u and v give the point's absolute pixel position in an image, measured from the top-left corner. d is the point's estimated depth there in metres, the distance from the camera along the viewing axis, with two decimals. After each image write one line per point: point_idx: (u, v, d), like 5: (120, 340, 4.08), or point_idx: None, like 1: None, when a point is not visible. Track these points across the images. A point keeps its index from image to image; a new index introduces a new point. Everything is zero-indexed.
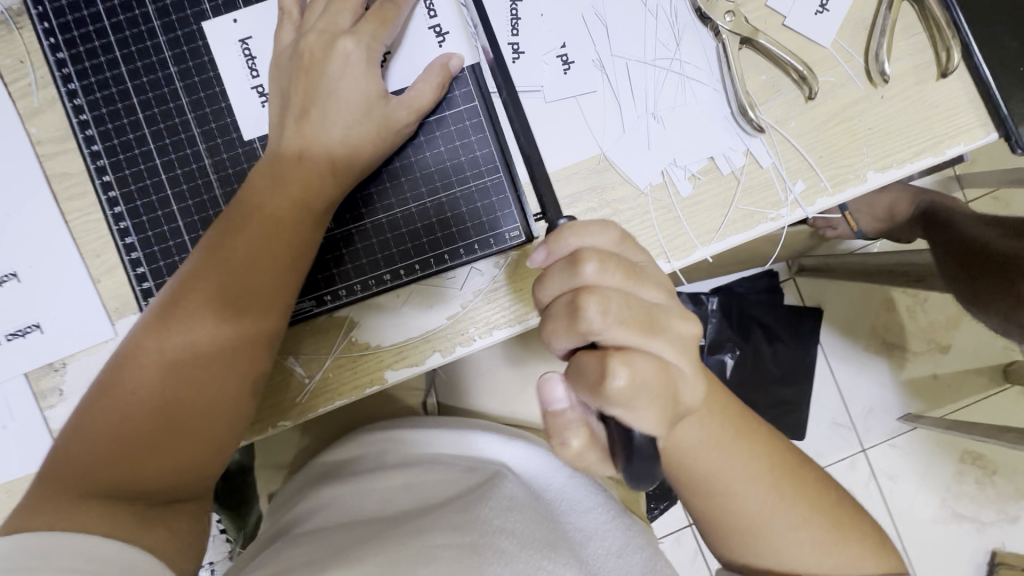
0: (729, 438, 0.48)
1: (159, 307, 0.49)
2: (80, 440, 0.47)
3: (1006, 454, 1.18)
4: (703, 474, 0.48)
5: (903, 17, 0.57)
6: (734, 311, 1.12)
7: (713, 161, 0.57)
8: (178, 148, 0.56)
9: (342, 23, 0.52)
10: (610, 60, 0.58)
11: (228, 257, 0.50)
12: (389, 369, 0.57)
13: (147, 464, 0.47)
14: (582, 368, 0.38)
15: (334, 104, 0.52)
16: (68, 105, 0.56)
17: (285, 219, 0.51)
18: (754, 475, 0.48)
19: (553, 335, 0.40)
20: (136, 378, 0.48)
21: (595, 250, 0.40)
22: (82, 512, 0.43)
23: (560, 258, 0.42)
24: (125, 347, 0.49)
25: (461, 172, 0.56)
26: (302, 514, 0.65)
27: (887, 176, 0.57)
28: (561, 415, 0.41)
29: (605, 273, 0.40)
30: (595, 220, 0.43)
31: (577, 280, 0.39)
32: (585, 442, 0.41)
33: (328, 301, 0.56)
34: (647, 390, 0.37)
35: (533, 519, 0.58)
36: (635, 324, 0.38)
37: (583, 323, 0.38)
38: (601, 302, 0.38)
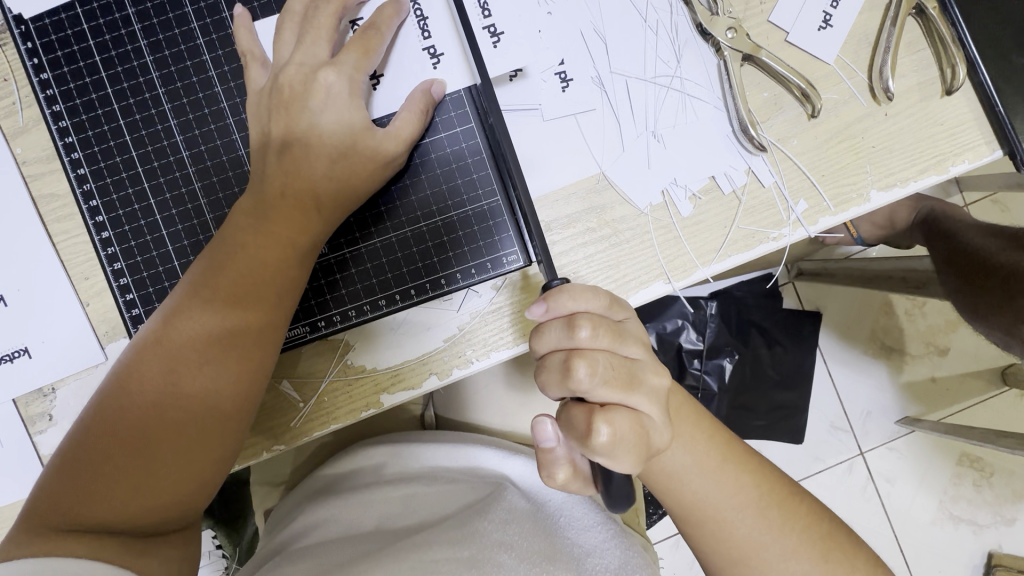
0: (716, 461, 0.49)
1: (148, 337, 0.48)
2: (64, 473, 0.46)
3: (1004, 457, 1.18)
4: (691, 495, 0.48)
5: (907, 33, 0.56)
6: (733, 315, 1.11)
7: (714, 179, 0.56)
8: (167, 171, 0.55)
9: (321, 54, 0.51)
10: (610, 77, 0.56)
11: (220, 284, 0.49)
12: (385, 393, 0.56)
13: (133, 497, 0.46)
14: (569, 420, 0.40)
15: (317, 137, 0.51)
16: (53, 127, 0.55)
17: (277, 245, 0.49)
18: (742, 503, 0.48)
19: (543, 385, 0.42)
20: (123, 410, 0.47)
21: (587, 315, 0.40)
22: (70, 545, 0.43)
23: (556, 314, 0.41)
24: (112, 378, 0.48)
25: (457, 194, 0.55)
26: (297, 532, 0.64)
27: (890, 194, 0.56)
28: (550, 452, 0.44)
29: (595, 337, 0.40)
30: (587, 285, 0.43)
31: (570, 341, 0.40)
32: (571, 476, 0.45)
33: (321, 327, 0.55)
34: (626, 445, 0.38)
35: (533, 533, 0.58)
36: (620, 385, 0.39)
37: (570, 383, 0.39)
38: (590, 365, 0.39)
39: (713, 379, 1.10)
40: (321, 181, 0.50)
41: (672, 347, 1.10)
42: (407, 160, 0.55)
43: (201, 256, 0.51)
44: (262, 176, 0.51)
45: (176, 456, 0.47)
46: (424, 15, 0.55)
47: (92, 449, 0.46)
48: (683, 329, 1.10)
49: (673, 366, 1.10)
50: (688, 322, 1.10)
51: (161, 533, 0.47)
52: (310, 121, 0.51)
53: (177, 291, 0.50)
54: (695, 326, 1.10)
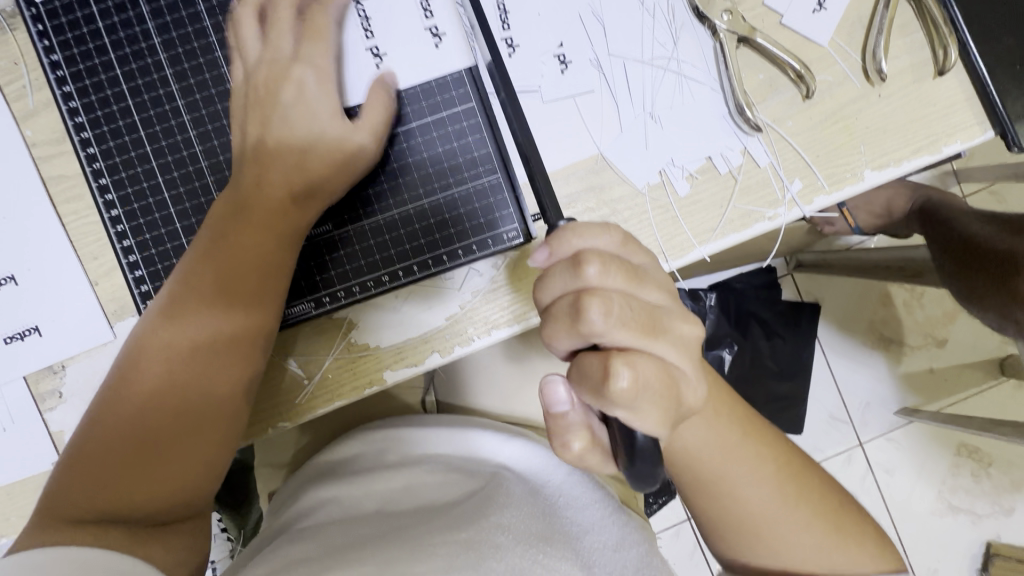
0: (736, 437, 0.49)
1: (143, 332, 0.50)
2: (71, 467, 0.48)
3: (1001, 447, 1.19)
4: (711, 471, 0.48)
5: (900, 15, 0.57)
6: (733, 306, 1.12)
7: (711, 160, 0.57)
8: (174, 151, 0.56)
9: (286, 48, 0.52)
10: (608, 59, 0.57)
11: (212, 275, 0.50)
12: (388, 369, 0.57)
13: (140, 487, 0.48)
14: (585, 370, 0.39)
15: (289, 131, 0.52)
16: (63, 108, 0.56)
17: (266, 233, 0.51)
18: (763, 476, 0.49)
19: (554, 336, 0.41)
20: (124, 401, 0.49)
21: (596, 251, 0.40)
22: (81, 534, 0.44)
23: (559, 258, 0.42)
24: (110, 375, 0.50)
25: (458, 172, 0.56)
26: (301, 512, 0.65)
27: (885, 174, 0.57)
28: (563, 417, 0.43)
29: (606, 274, 0.40)
30: (594, 224, 0.43)
31: (579, 281, 0.40)
32: (587, 445, 0.43)
33: (326, 303, 0.56)
34: (649, 393, 0.37)
35: (533, 513, 0.59)
36: (638, 326, 0.39)
37: (585, 326, 0.38)
38: (604, 304, 0.38)
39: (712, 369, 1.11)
40: (326, 160, 0.52)
41: None
42: (388, 148, 0.56)
43: (191, 249, 0.52)
44: (267, 153, 0.52)
45: (181, 442, 0.49)
46: None
47: (101, 437, 0.48)
48: None
49: None
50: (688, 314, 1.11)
51: (171, 520, 0.49)
52: (315, 99, 0.52)
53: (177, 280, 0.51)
54: None
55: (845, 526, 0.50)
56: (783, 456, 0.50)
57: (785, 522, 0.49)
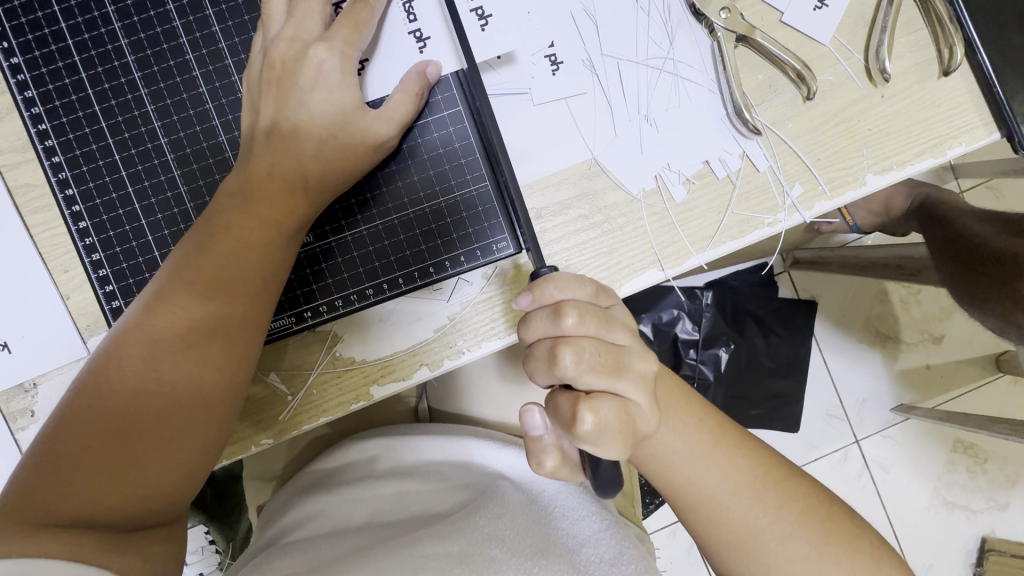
0: (708, 446, 0.49)
1: (128, 322, 0.47)
2: (45, 461, 0.44)
3: (997, 443, 1.19)
4: (685, 481, 0.48)
5: (904, 13, 0.55)
6: (729, 305, 1.10)
7: (708, 164, 0.55)
8: (145, 159, 0.53)
9: (313, 30, 0.50)
10: (601, 59, 0.55)
11: (203, 266, 0.47)
12: (375, 385, 0.55)
13: (114, 489, 0.44)
14: (557, 408, 0.40)
15: (307, 117, 0.49)
16: (26, 114, 0.53)
17: (261, 227, 0.48)
18: (739, 488, 0.47)
19: (532, 373, 0.41)
20: (95, 403, 0.45)
21: (576, 303, 0.40)
22: (44, 541, 0.41)
23: (543, 302, 0.41)
24: (91, 363, 0.47)
25: (445, 180, 0.54)
26: (288, 525, 0.63)
27: (887, 178, 0.55)
28: (538, 440, 0.46)
29: (583, 324, 0.40)
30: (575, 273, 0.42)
31: (556, 329, 0.39)
32: (558, 461, 0.47)
33: (308, 318, 0.54)
34: (612, 433, 0.38)
35: (526, 525, 0.57)
36: (607, 371, 0.39)
37: (556, 372, 0.39)
38: (576, 352, 0.38)
39: (709, 369, 1.09)
40: (304, 169, 0.49)
41: (668, 337, 1.09)
42: (407, 138, 0.53)
43: (183, 240, 0.49)
44: (248, 159, 0.50)
45: (159, 445, 0.46)
46: None
47: (68, 440, 0.45)
48: (679, 319, 1.09)
49: (670, 355, 1.10)
50: (684, 312, 1.09)
51: (144, 528, 0.46)
52: (294, 104, 0.49)
53: (157, 277, 0.48)
54: (691, 316, 1.09)
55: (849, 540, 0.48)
56: (774, 468, 0.49)
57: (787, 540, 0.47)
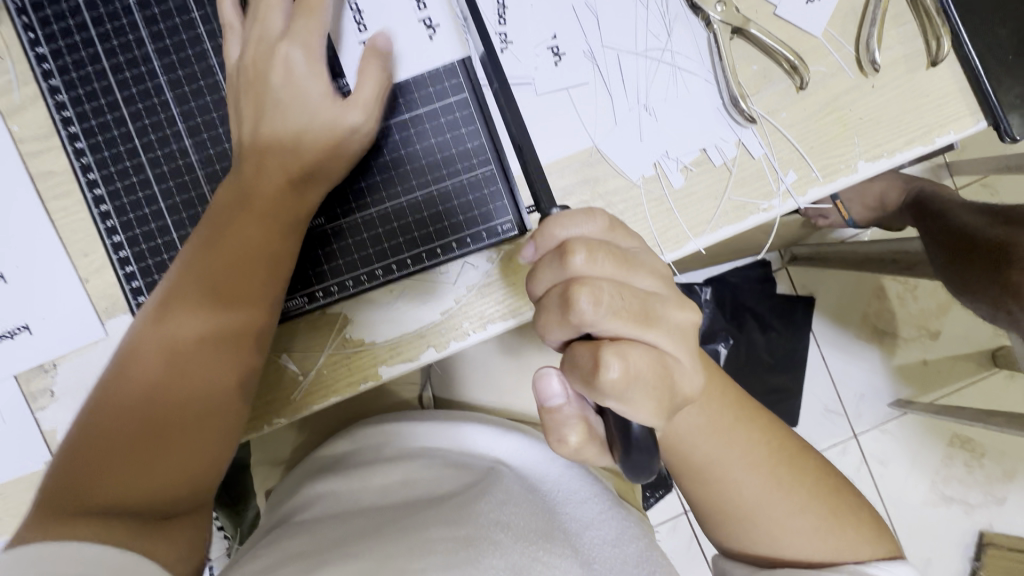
0: (728, 423, 0.49)
1: (146, 318, 0.50)
2: (73, 452, 0.46)
3: (993, 437, 1.20)
4: (704, 458, 0.49)
5: (893, 6, 0.57)
6: (728, 299, 1.13)
7: (706, 152, 0.57)
8: (164, 145, 0.55)
9: (329, 20, 0.52)
10: (601, 51, 0.57)
11: (215, 259, 0.50)
12: (383, 365, 0.57)
13: (139, 478, 0.46)
14: (575, 358, 0.39)
15: (323, 103, 0.51)
16: (50, 102, 0.55)
17: (269, 218, 0.51)
18: (756, 464, 0.49)
19: (546, 327, 0.41)
20: (118, 399, 0.48)
21: (583, 240, 0.40)
22: (77, 527, 0.42)
23: (551, 248, 0.41)
24: (113, 364, 0.49)
25: (452, 164, 0.56)
26: (298, 507, 0.65)
27: (878, 165, 0.57)
28: (557, 411, 0.43)
29: (595, 263, 0.39)
30: (584, 209, 0.42)
31: (568, 271, 0.39)
32: (583, 437, 0.44)
33: (320, 297, 0.56)
34: (642, 384, 0.37)
35: (529, 509, 0.59)
36: (632, 316, 0.39)
37: (573, 317, 0.38)
38: (593, 293, 0.38)
39: None
40: (319, 155, 0.51)
41: None
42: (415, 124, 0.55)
43: (193, 237, 0.52)
44: (265, 141, 0.52)
45: (181, 431, 0.48)
46: None
47: (93, 437, 0.47)
48: None
49: None
50: None
51: (171, 514, 0.47)
52: (309, 91, 0.51)
53: (171, 277, 0.51)
54: None
55: (846, 515, 0.50)
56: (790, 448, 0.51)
57: (790, 514, 0.48)
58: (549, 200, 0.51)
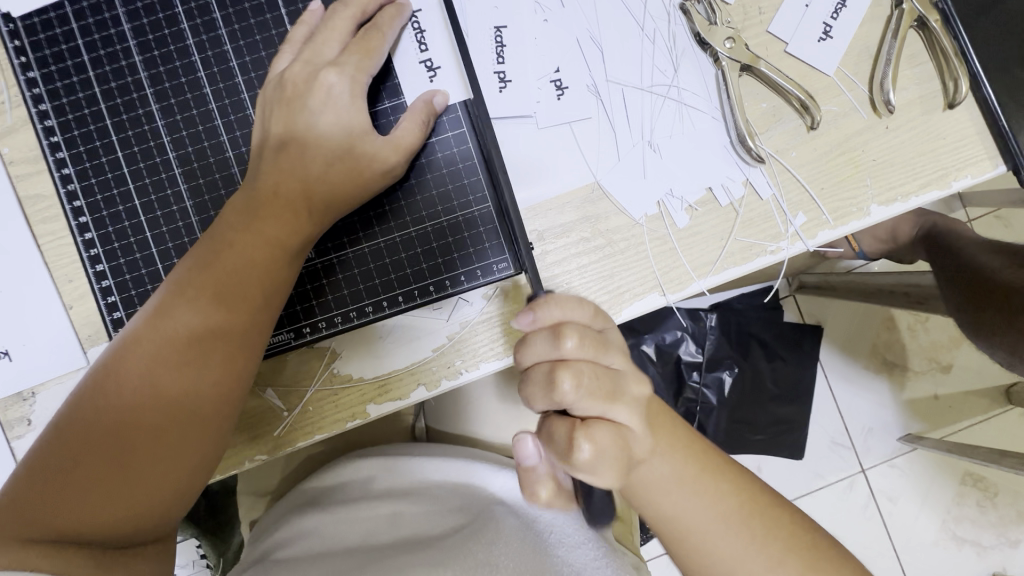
0: (734, 501, 0.45)
1: (128, 335, 0.47)
2: (38, 473, 0.44)
3: (1007, 477, 1.16)
4: (710, 536, 0.44)
5: (909, 45, 0.55)
6: (733, 328, 1.09)
7: (712, 191, 0.55)
8: (153, 172, 0.54)
9: (328, 54, 0.51)
10: (606, 85, 0.56)
11: (205, 282, 0.47)
12: (371, 404, 0.55)
13: (103, 507, 0.44)
14: (551, 435, 0.39)
15: (315, 138, 0.50)
16: (39, 127, 0.54)
17: (264, 246, 0.48)
18: (765, 544, 0.44)
19: (531, 398, 0.39)
20: (93, 418, 0.45)
21: (575, 325, 0.39)
22: (28, 555, 0.40)
23: (543, 323, 0.40)
24: (90, 377, 0.47)
25: (448, 201, 0.54)
26: (283, 540, 0.63)
27: (891, 209, 0.55)
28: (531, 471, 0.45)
29: (582, 346, 0.38)
30: (573, 294, 0.42)
31: (556, 352, 0.38)
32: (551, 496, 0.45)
33: (306, 334, 0.54)
34: (608, 459, 0.36)
35: (521, 550, 0.55)
36: (604, 397, 0.37)
37: (554, 398, 0.37)
38: (575, 376, 0.37)
39: (711, 394, 1.08)
40: (308, 189, 0.49)
41: (670, 358, 1.08)
42: (413, 159, 0.54)
43: (188, 254, 0.50)
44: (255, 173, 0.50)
45: (150, 463, 0.45)
46: (421, 29, 0.54)
47: (61, 456, 0.44)
48: (682, 340, 1.08)
49: (672, 378, 1.08)
50: (687, 334, 1.08)
51: (132, 544, 0.45)
52: (301, 126, 0.50)
53: (159, 295, 0.48)
54: (695, 338, 1.08)
55: None
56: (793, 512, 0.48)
57: None
58: (530, 254, 0.51)
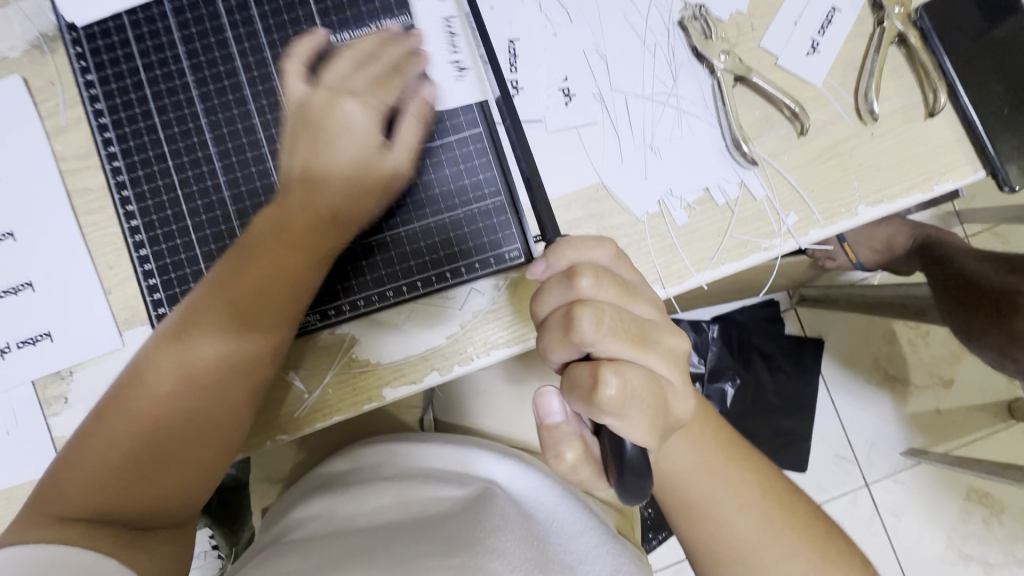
0: (721, 459, 0.50)
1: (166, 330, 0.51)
2: (78, 452, 0.48)
3: (1012, 494, 1.17)
4: (696, 492, 0.49)
5: (891, 60, 0.60)
6: (734, 339, 1.13)
7: (709, 191, 0.59)
8: (195, 166, 0.58)
9: (347, 80, 0.54)
10: (610, 93, 0.60)
11: (238, 288, 0.51)
12: (388, 387, 0.58)
13: (134, 490, 0.48)
14: (575, 380, 0.40)
15: (334, 158, 0.53)
16: (94, 124, 0.59)
17: (294, 255, 0.52)
18: (746, 503, 0.48)
19: (549, 346, 0.42)
20: (130, 407, 0.49)
21: (591, 266, 0.42)
22: (72, 528, 0.45)
23: (556, 270, 0.44)
24: (129, 367, 0.50)
25: (465, 194, 0.58)
26: (295, 522, 0.64)
27: (877, 210, 0.59)
28: (555, 429, 0.43)
29: (600, 287, 0.41)
30: (591, 236, 0.45)
31: (573, 292, 0.41)
32: (579, 455, 0.43)
33: (331, 315, 0.57)
34: (637, 402, 0.38)
35: (525, 534, 0.58)
36: (629, 339, 0.40)
37: (575, 337, 0.39)
38: (595, 315, 0.39)
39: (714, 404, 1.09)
40: (333, 203, 0.53)
41: None
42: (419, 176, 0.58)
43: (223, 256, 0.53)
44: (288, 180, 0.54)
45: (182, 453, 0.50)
46: (454, 33, 0.58)
47: (99, 439, 0.48)
48: None
49: None
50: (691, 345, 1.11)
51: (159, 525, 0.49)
52: (322, 147, 0.53)
53: (195, 295, 0.52)
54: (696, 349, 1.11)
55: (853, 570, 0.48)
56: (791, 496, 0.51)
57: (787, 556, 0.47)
58: (553, 224, 0.51)
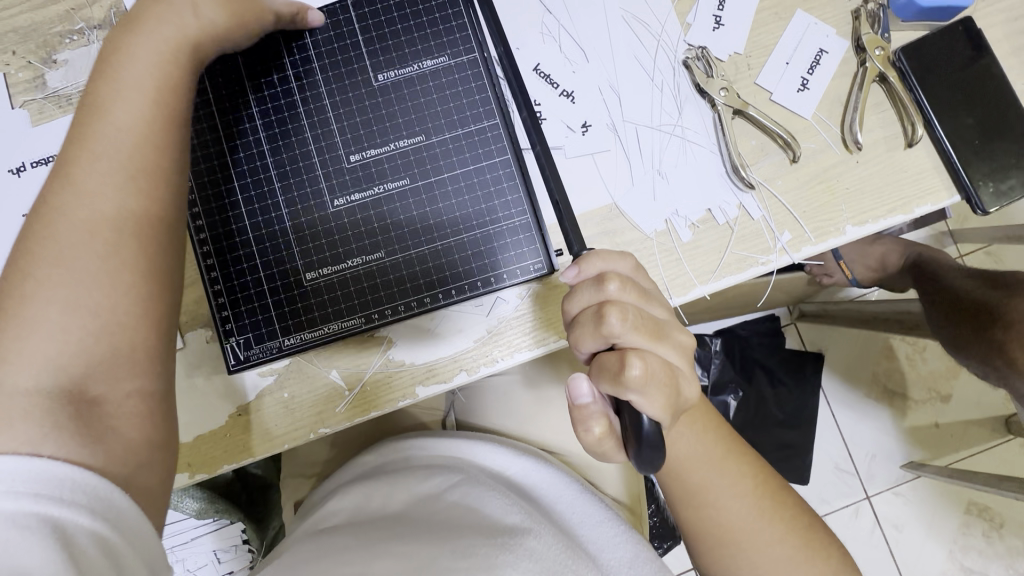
0: (719, 454, 0.55)
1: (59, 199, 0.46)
2: None
3: (1012, 508, 1.20)
4: (698, 480, 0.54)
5: (873, 96, 0.67)
6: (737, 352, 1.19)
7: (710, 211, 0.66)
8: (254, 174, 0.63)
9: None
10: (622, 124, 0.67)
11: (118, 138, 0.47)
12: (420, 385, 0.64)
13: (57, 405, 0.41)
14: (603, 364, 0.47)
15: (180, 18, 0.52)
16: None
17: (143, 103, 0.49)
18: (740, 491, 0.54)
19: (579, 338, 0.48)
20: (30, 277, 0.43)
21: (617, 273, 0.48)
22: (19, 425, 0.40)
23: (586, 276, 0.50)
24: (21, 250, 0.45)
25: (494, 212, 0.64)
26: (331, 512, 0.68)
27: (864, 230, 0.65)
28: (584, 408, 0.49)
29: (624, 290, 0.48)
30: (615, 250, 0.52)
31: (601, 294, 0.48)
32: (605, 431, 0.49)
33: (375, 319, 0.63)
34: (656, 382, 0.45)
35: (549, 522, 0.63)
36: (646, 332, 0.47)
37: (603, 330, 0.46)
38: (621, 313, 0.46)
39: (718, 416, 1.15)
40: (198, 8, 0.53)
41: None
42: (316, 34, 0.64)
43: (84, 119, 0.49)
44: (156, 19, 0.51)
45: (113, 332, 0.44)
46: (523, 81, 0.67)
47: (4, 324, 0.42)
48: None
49: None
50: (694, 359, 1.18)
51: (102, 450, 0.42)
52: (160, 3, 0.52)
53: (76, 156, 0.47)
54: (700, 362, 1.17)
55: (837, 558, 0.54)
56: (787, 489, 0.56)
57: (772, 537, 0.53)
58: (577, 236, 0.58)
